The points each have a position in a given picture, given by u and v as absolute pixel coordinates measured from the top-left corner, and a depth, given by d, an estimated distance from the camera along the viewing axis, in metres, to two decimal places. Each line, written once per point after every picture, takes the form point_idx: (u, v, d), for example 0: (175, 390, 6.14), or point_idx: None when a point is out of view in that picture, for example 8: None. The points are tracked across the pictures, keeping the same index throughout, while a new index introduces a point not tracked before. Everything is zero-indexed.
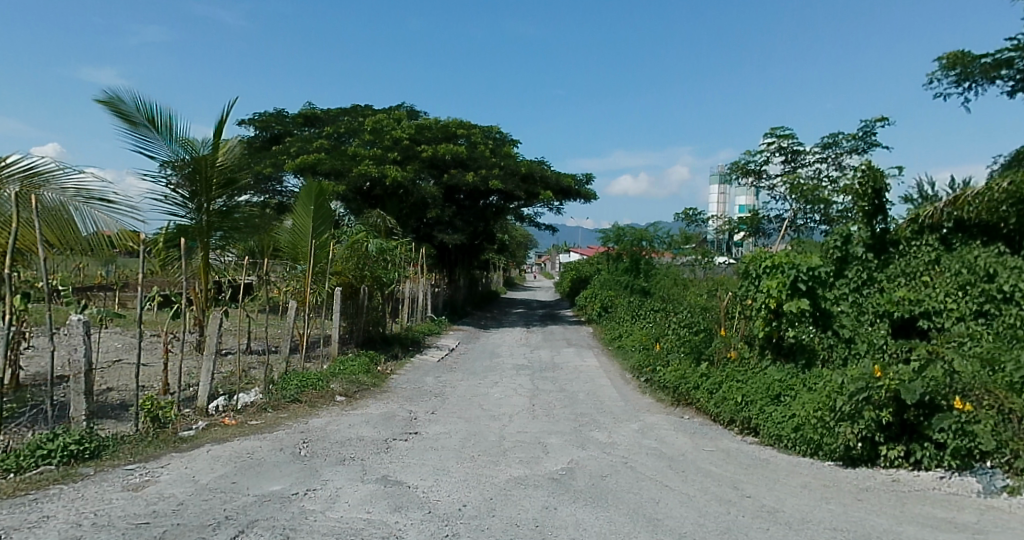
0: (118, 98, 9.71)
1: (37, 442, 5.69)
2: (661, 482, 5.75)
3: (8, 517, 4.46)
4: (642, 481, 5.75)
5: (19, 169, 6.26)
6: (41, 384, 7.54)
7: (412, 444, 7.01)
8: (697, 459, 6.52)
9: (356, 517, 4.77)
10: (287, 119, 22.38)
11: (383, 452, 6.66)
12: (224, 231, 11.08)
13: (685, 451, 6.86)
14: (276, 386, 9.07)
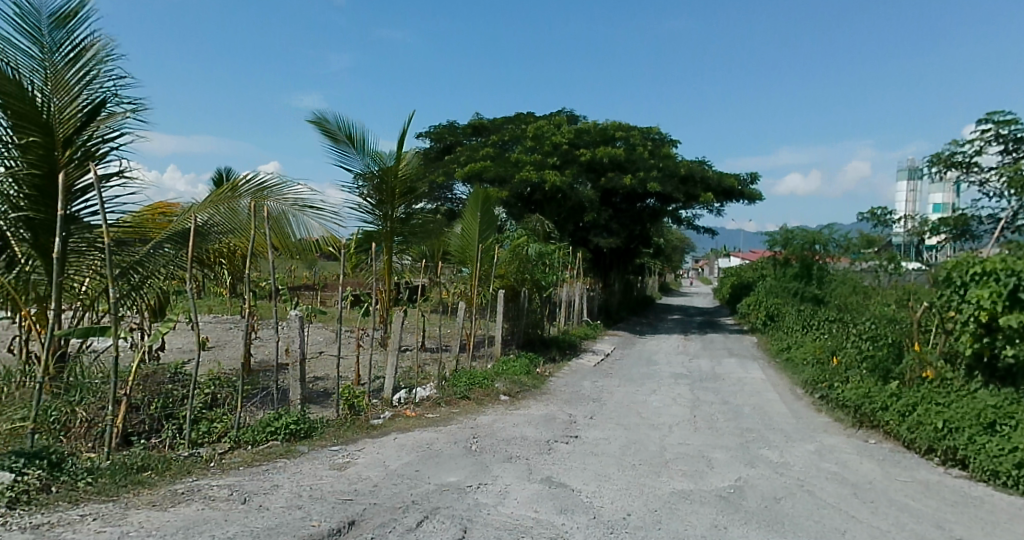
0: (323, 119, 10.92)
1: (266, 420, 6.46)
2: (846, 512, 5.50)
3: (249, 482, 5.04)
4: (823, 509, 5.54)
5: (249, 185, 7.04)
6: (267, 370, 8.66)
7: (573, 448, 7.05)
8: (888, 490, 6.16)
9: (525, 515, 4.95)
10: (458, 129, 23.55)
11: (547, 453, 6.82)
12: (404, 236, 11.94)
13: (872, 479, 6.48)
14: (448, 382, 9.64)
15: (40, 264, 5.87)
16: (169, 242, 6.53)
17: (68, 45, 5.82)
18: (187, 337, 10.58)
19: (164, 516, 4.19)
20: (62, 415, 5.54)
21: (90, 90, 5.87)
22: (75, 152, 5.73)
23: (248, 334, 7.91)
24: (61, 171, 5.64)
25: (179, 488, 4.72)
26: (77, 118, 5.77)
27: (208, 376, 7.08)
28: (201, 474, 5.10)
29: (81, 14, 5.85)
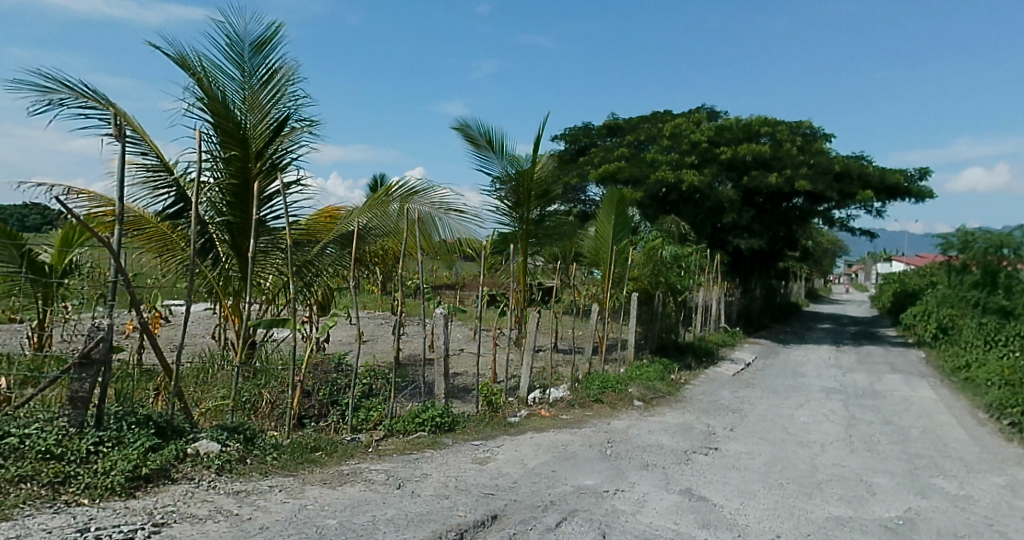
0: (465, 125, 11.31)
1: (414, 411, 6.68)
2: None
3: (401, 469, 5.27)
4: None
5: (398, 190, 7.28)
6: (415, 364, 9.10)
7: (713, 460, 6.78)
8: None
9: (665, 526, 4.70)
10: (593, 131, 23.30)
11: (685, 463, 6.51)
12: (538, 238, 12.01)
13: None
14: (580, 384, 9.54)
15: (236, 262, 6.94)
16: (333, 244, 7.23)
17: (263, 69, 6.77)
18: (344, 331, 11.34)
19: (334, 493, 4.54)
20: (252, 396, 6.23)
21: (278, 109, 6.82)
22: (264, 164, 6.76)
23: (398, 332, 8.42)
24: (252, 181, 6.68)
25: (345, 469, 5.09)
26: (266, 133, 6.77)
27: (365, 368, 7.56)
28: (362, 458, 5.44)
29: (276, 41, 6.74)
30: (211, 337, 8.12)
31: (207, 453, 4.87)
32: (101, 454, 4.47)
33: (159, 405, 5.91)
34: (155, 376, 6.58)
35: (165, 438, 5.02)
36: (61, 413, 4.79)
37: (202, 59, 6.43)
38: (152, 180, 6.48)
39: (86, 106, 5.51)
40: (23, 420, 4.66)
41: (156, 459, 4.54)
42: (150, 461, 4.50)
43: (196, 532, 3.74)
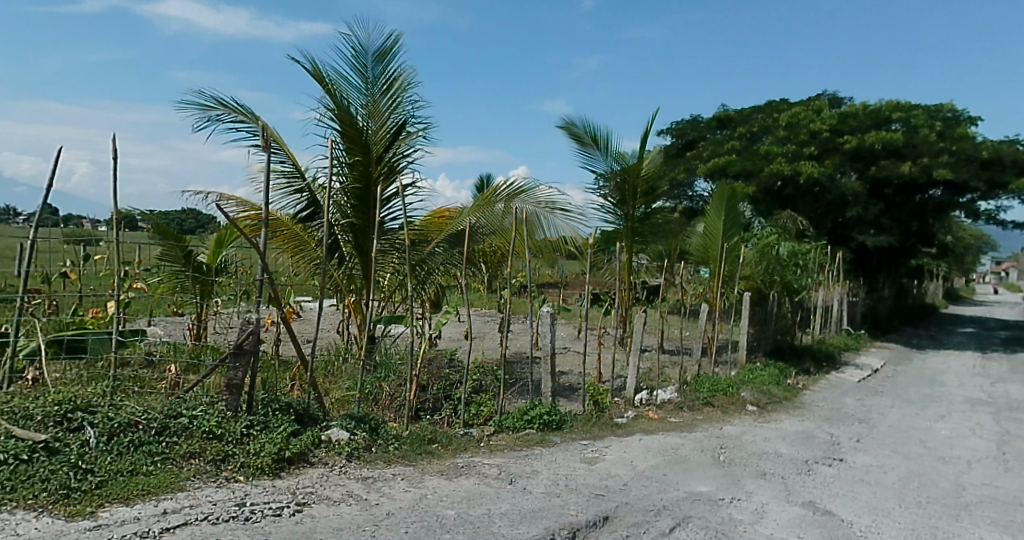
0: (571, 123, 11.35)
1: (523, 409, 6.78)
2: None
3: (513, 464, 5.40)
4: None
5: (504, 190, 7.50)
6: (523, 362, 9.25)
7: (837, 472, 6.49)
8: None
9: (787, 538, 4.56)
10: (702, 123, 22.17)
11: (806, 474, 6.28)
12: (644, 236, 11.83)
13: None
14: (689, 387, 9.36)
15: (359, 262, 7.32)
16: (442, 245, 7.47)
17: (383, 78, 7.14)
18: (455, 328, 11.68)
19: (451, 484, 4.74)
20: (374, 387, 6.63)
21: (395, 115, 7.16)
22: (384, 168, 7.12)
23: (503, 330, 8.49)
24: (373, 184, 7.06)
25: (459, 462, 5.29)
26: (387, 138, 7.12)
27: (475, 364, 7.73)
28: (476, 452, 5.63)
29: (396, 50, 7.11)
30: (337, 332, 8.58)
31: (338, 440, 5.26)
32: (252, 435, 5.00)
33: (295, 393, 6.43)
34: (290, 366, 7.14)
35: (302, 424, 5.49)
36: (218, 398, 5.32)
37: (330, 71, 6.89)
38: (287, 185, 7.01)
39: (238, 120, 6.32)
40: (191, 401, 5.20)
41: (297, 444, 4.99)
42: (292, 445, 4.95)
43: (332, 513, 4.10)
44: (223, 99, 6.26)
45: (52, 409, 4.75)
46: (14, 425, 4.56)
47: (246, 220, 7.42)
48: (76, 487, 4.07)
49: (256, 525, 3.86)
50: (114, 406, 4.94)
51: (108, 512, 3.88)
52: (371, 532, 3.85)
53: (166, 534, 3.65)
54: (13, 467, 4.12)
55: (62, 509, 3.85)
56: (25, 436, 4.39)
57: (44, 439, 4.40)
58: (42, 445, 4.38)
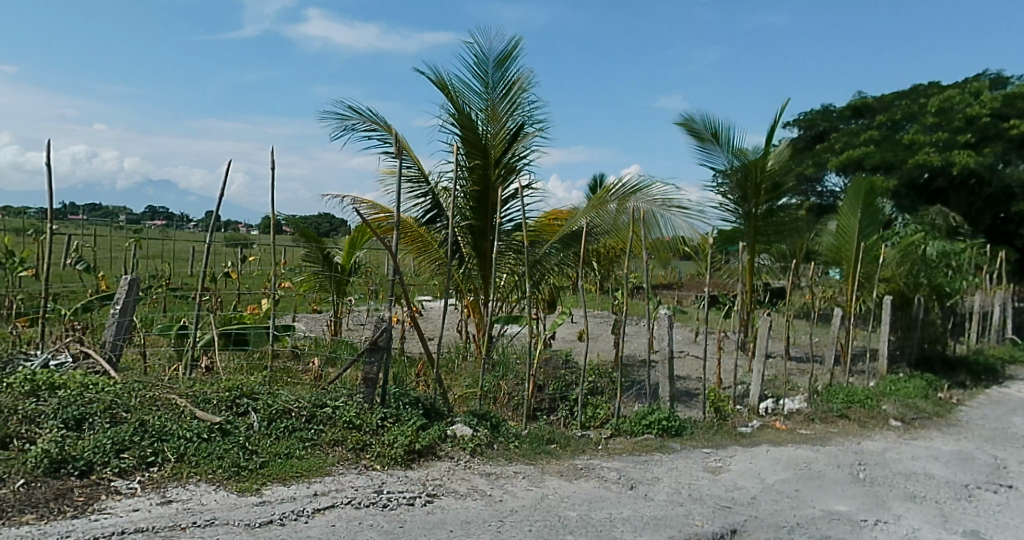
0: (689, 118, 10.94)
1: (641, 412, 6.52)
2: None
3: (632, 469, 5.26)
4: None
5: (620, 189, 7.33)
6: (640, 365, 8.99)
7: (1003, 500, 5.82)
8: None
9: None
10: (834, 112, 19.99)
11: (965, 500, 5.69)
12: (769, 236, 11.21)
13: None
14: (822, 397, 8.79)
15: (477, 262, 7.42)
16: (556, 245, 7.42)
17: (503, 82, 7.18)
18: (569, 327, 11.61)
19: (571, 486, 4.68)
20: (492, 385, 6.73)
21: (515, 118, 7.18)
22: (503, 170, 7.17)
23: (619, 332, 8.28)
24: (491, 186, 7.14)
25: (579, 463, 5.22)
26: (506, 141, 7.18)
27: (590, 366, 7.58)
28: (594, 454, 5.53)
29: (516, 54, 7.14)
30: (458, 331, 8.77)
31: (462, 435, 5.37)
32: (386, 427, 5.27)
33: (420, 388, 6.66)
34: (414, 363, 7.41)
35: (430, 418, 5.67)
36: (357, 392, 5.68)
37: (452, 78, 7.04)
38: (412, 188, 7.29)
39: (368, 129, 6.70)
40: (334, 393, 5.61)
41: (426, 436, 5.19)
42: (422, 438, 5.16)
43: (460, 506, 4.27)
44: (357, 109, 6.75)
45: (225, 395, 5.29)
46: (196, 406, 5.14)
47: (378, 222, 7.87)
48: (245, 465, 4.57)
49: (393, 512, 4.17)
50: (272, 394, 5.42)
51: (271, 490, 4.34)
52: (496, 527, 3.92)
53: (319, 514, 4.05)
54: (195, 444, 4.70)
55: (233, 484, 4.35)
56: (203, 417, 4.95)
57: (219, 421, 4.94)
58: (217, 426, 4.92)
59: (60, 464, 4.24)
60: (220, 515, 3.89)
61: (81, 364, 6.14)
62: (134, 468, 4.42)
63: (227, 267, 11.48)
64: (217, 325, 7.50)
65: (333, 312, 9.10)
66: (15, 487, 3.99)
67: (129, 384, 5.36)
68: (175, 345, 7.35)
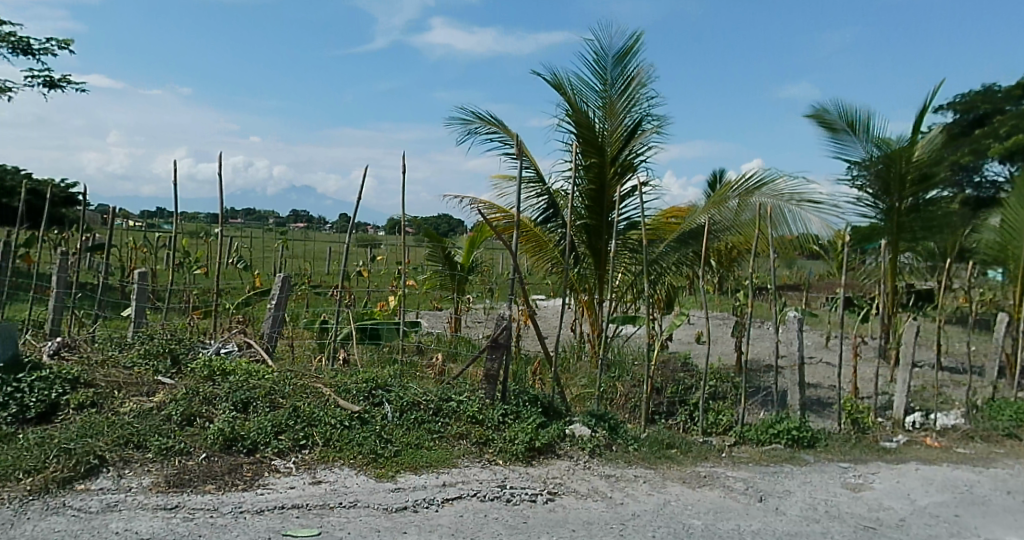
0: (823, 110, 10.31)
1: (768, 420, 6.14)
2: None
3: (762, 481, 4.97)
4: None
5: (748, 183, 6.78)
6: (766, 370, 8.52)
7: None
8: None
9: None
10: (999, 93, 18.40)
11: None
12: (916, 233, 10.26)
13: None
14: (983, 411, 7.96)
15: (592, 262, 7.32)
16: (670, 246, 7.14)
17: (621, 79, 7.03)
18: (691, 329, 11.27)
19: (695, 494, 4.50)
20: (607, 386, 6.59)
21: (632, 114, 7.01)
22: (619, 168, 7.04)
23: (742, 334, 7.86)
24: (607, 184, 7.02)
25: (702, 471, 5.00)
26: (624, 138, 7.02)
27: (711, 370, 7.26)
28: (717, 462, 5.28)
29: (637, 49, 6.96)
30: (573, 331, 8.70)
31: (580, 435, 5.31)
32: (507, 423, 5.29)
33: (537, 387, 6.68)
34: (529, 362, 7.42)
35: (548, 417, 5.64)
36: (479, 387, 5.76)
37: (569, 77, 6.99)
38: (528, 189, 7.35)
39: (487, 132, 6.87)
40: (458, 387, 5.73)
41: (545, 434, 5.16)
42: (542, 436, 5.12)
43: (580, 506, 4.21)
44: (478, 112, 6.94)
45: (362, 385, 5.56)
46: (338, 395, 5.45)
47: (497, 222, 8.01)
48: (381, 453, 4.74)
49: (516, 507, 4.18)
50: (403, 387, 5.64)
51: (404, 478, 4.50)
52: (619, 530, 3.82)
53: (447, 504, 4.16)
54: (339, 431, 4.93)
55: (371, 470, 4.56)
56: (345, 406, 5.22)
57: (358, 410, 5.19)
58: (356, 415, 5.17)
59: (233, 442, 4.64)
60: (362, 499, 4.12)
61: (245, 353, 6.68)
62: (290, 449, 4.71)
63: (359, 267, 12.08)
64: (353, 320, 7.93)
65: (452, 310, 9.32)
66: (196, 460, 4.44)
67: (284, 372, 5.78)
68: (316, 338, 7.87)
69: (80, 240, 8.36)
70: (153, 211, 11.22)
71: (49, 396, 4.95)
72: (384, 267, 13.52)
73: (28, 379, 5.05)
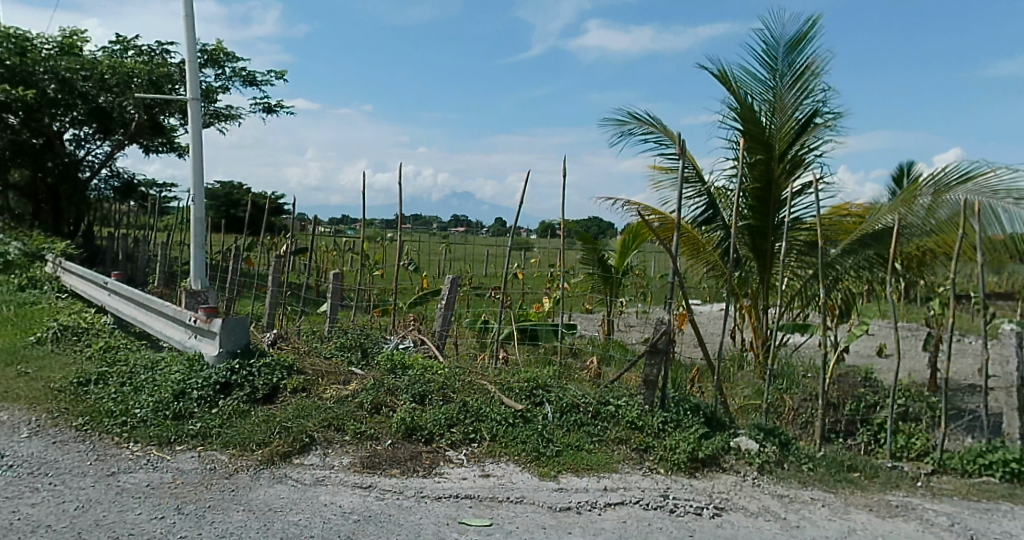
0: None
1: (978, 448, 5.44)
2: None
3: (973, 518, 4.39)
4: None
5: (951, 175, 5.87)
6: (972, 392, 7.59)
7: None
8: None
9: None
10: None
11: None
12: None
13: None
14: None
15: (755, 264, 6.93)
16: (848, 250, 6.54)
17: (792, 69, 6.61)
18: (879, 343, 10.40)
19: (885, 525, 4.11)
20: (775, 399, 6.20)
21: (805, 107, 6.54)
22: (788, 164, 6.60)
23: (939, 350, 7.03)
24: (775, 182, 6.56)
25: (893, 500, 4.56)
26: (794, 133, 6.58)
27: (899, 388, 6.59)
28: (911, 492, 4.78)
29: (813, 35, 6.47)
30: (737, 339, 8.28)
31: (747, 450, 5.02)
32: (668, 431, 5.13)
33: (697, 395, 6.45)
34: (689, 369, 7.18)
35: (711, 427, 5.39)
36: (638, 393, 5.64)
37: (735, 70, 6.68)
38: (687, 189, 7.15)
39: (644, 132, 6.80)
40: (616, 392, 5.67)
41: (709, 446, 4.94)
42: (705, 447, 4.91)
43: (751, 525, 3.99)
44: (636, 113, 6.87)
45: (524, 384, 5.63)
46: (502, 393, 5.56)
47: (656, 224, 7.83)
48: (543, 451, 4.78)
49: (681, 519, 4.03)
50: (562, 388, 5.64)
51: (565, 479, 4.49)
52: None
53: (610, 509, 4.10)
54: (505, 427, 5.02)
55: (535, 468, 4.61)
56: (509, 404, 5.32)
57: (521, 409, 5.26)
58: (519, 413, 5.24)
59: (413, 430, 4.88)
60: (528, 495, 4.16)
61: (419, 349, 7.05)
62: (461, 442, 4.88)
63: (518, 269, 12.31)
64: (515, 321, 8.18)
65: (605, 312, 9.24)
66: (384, 445, 4.74)
67: (454, 368, 6.00)
68: (479, 338, 8.17)
69: (290, 244, 9.38)
70: (340, 218, 12.23)
71: (273, 380, 5.43)
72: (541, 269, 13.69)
73: (256, 363, 5.56)
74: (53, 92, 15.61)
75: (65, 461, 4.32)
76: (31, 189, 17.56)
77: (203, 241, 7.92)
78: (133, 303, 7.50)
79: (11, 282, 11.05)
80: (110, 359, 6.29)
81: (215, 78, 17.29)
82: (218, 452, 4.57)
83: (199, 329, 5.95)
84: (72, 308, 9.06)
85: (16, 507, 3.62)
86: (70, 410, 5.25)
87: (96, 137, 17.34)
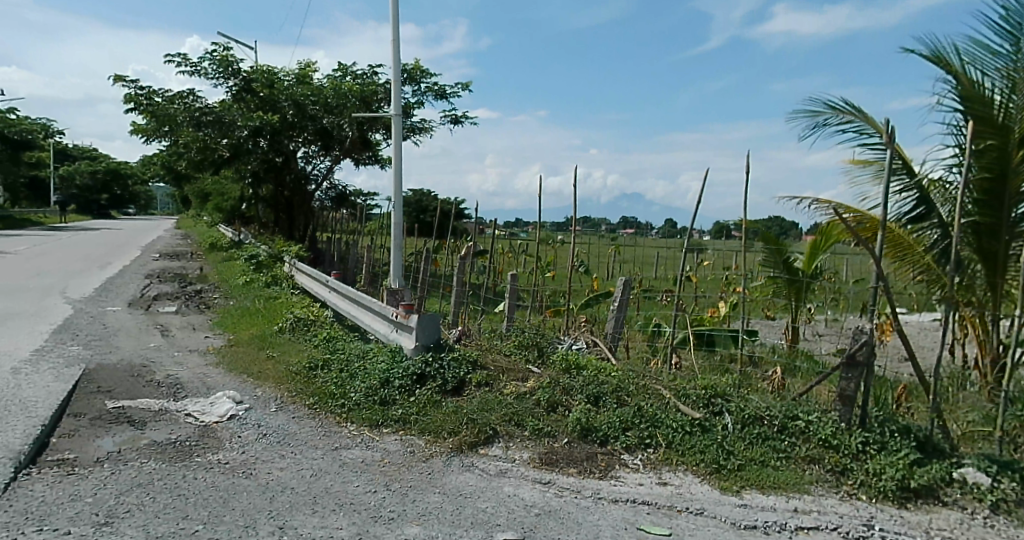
0: None
1: None
2: None
3: None
4: None
5: None
6: None
7: None
8: None
9: None
10: None
11: None
12: None
13: None
14: None
15: (982, 267, 5.97)
16: None
17: None
18: None
19: None
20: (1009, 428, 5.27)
21: None
22: None
23: None
24: (1013, 172, 5.58)
25: None
26: None
27: None
28: None
29: None
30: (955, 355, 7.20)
31: (976, 484, 4.31)
32: (870, 454, 4.55)
33: (905, 415, 5.68)
34: (896, 387, 6.35)
35: (925, 453, 4.70)
36: (832, 409, 5.08)
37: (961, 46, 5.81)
38: (898, 184, 6.36)
39: (844, 122, 6.15)
40: (805, 406, 5.10)
41: (924, 474, 4.31)
42: (920, 475, 4.29)
43: None
44: (832, 103, 6.23)
45: (702, 392, 5.28)
46: (678, 400, 5.25)
47: (858, 224, 7.02)
48: (724, 464, 4.44)
49: None
50: (744, 398, 5.21)
51: (750, 495, 4.14)
52: None
53: (803, 533, 3.70)
54: (681, 435, 4.74)
55: (715, 481, 4.29)
56: (686, 412, 5.00)
57: (699, 417, 4.93)
58: (697, 421, 4.91)
59: (589, 431, 4.76)
60: (709, 508, 3.88)
61: (592, 350, 6.89)
62: (636, 446, 4.69)
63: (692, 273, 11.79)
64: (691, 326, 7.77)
65: (790, 319, 8.52)
66: (561, 443, 4.66)
67: (627, 372, 5.78)
68: (652, 342, 7.87)
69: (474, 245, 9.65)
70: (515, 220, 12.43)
71: (459, 374, 5.55)
72: (717, 273, 13.03)
73: (446, 356, 5.71)
74: (292, 117, 17.63)
75: (302, 433, 4.74)
76: (276, 201, 20.83)
77: (400, 240, 8.36)
78: (348, 298, 8.06)
79: (259, 281, 12.60)
80: (331, 347, 6.78)
81: (411, 93, 18.35)
82: (416, 437, 4.74)
83: (400, 324, 6.24)
84: (303, 302, 10.00)
85: (268, 469, 4.03)
86: (304, 390, 5.71)
87: (319, 154, 19.40)
